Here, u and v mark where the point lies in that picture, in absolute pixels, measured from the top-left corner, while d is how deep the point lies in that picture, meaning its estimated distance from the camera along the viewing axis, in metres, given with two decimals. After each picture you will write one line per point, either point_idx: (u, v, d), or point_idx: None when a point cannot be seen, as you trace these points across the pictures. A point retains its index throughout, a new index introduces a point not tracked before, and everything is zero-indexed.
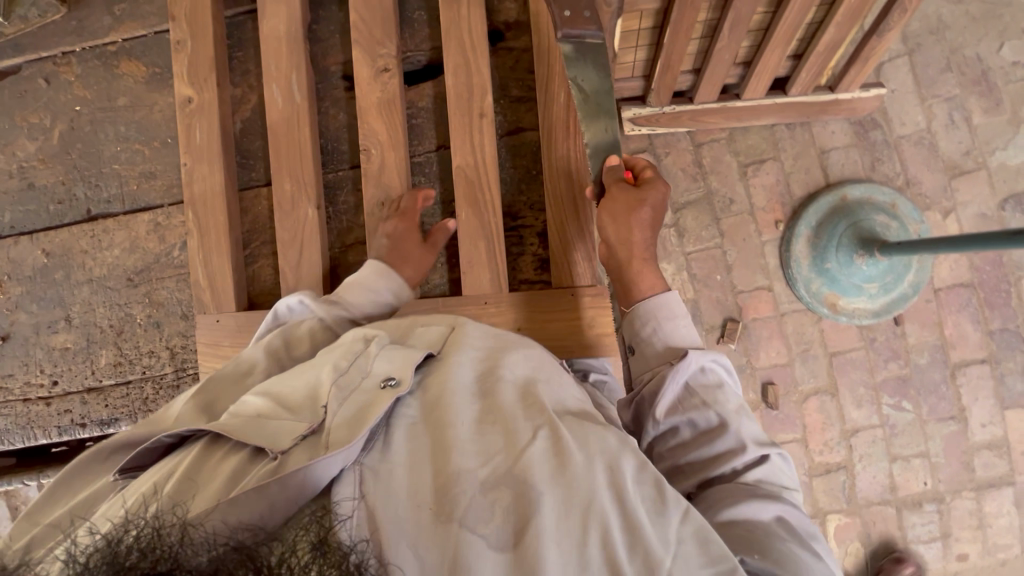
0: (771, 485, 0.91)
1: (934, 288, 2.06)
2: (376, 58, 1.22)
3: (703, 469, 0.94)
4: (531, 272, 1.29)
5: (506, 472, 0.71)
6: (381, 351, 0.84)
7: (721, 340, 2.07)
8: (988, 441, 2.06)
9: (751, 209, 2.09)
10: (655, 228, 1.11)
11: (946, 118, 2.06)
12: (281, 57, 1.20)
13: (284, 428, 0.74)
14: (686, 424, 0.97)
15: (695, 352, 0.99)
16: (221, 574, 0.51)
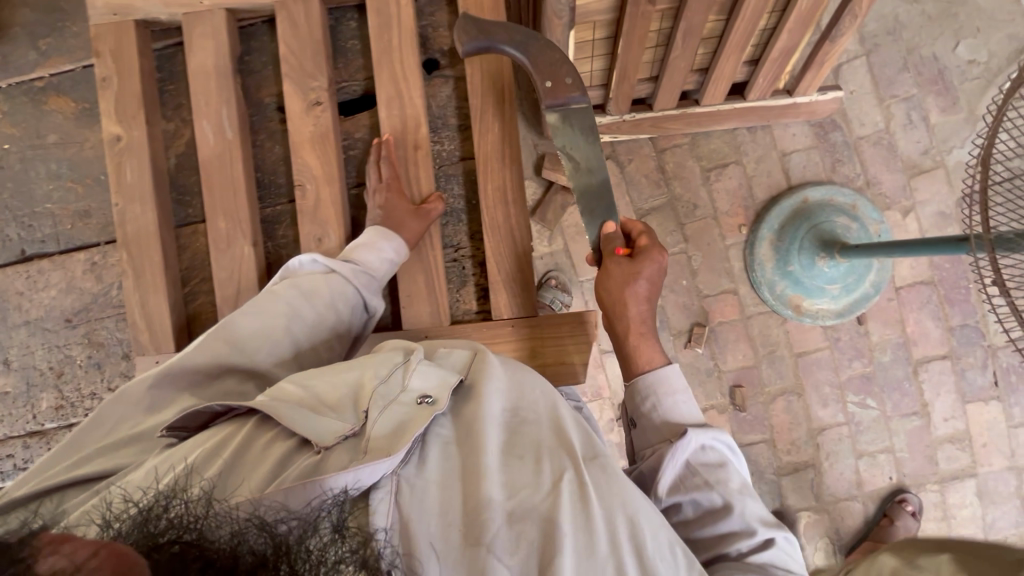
0: (782, 571, 0.90)
1: (895, 286, 2.09)
2: (307, 92, 1.28)
3: (711, 552, 0.92)
4: (475, 301, 1.32)
5: (529, 505, 0.81)
6: (421, 366, 0.93)
7: (688, 344, 2.09)
8: (951, 435, 2.11)
9: (715, 214, 2.10)
10: (653, 292, 1.11)
11: (904, 118, 2.08)
12: (211, 96, 1.27)
13: (328, 423, 0.85)
14: (689, 502, 0.96)
15: (697, 430, 0.98)
16: (242, 544, 0.61)
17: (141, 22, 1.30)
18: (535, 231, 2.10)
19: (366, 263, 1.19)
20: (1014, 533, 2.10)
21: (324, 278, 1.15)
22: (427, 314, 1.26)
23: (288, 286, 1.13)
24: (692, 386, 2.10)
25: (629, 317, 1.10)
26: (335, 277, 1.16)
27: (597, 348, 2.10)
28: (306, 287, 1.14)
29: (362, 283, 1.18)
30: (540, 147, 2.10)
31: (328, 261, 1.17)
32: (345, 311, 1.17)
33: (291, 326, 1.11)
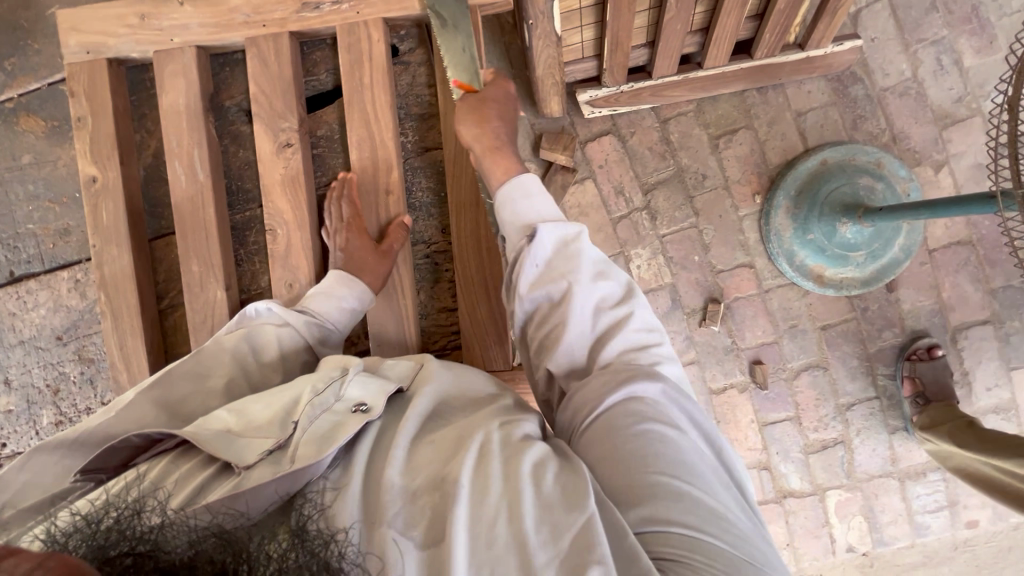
0: (633, 355, 1.00)
1: (929, 249, 1.95)
2: (278, 134, 1.31)
3: (572, 351, 1.02)
4: (447, 299, 1.38)
5: (437, 477, 0.78)
6: (355, 379, 0.92)
7: (703, 323, 2.00)
8: (996, 405, 1.96)
9: (726, 183, 1.99)
10: (502, 124, 1.20)
11: (933, 64, 1.91)
12: (182, 134, 1.32)
13: (250, 443, 0.82)
14: (544, 300, 1.04)
15: (546, 225, 1.04)
16: (199, 553, 0.64)
17: (114, 61, 1.37)
18: None
19: (322, 314, 1.23)
20: None
21: (277, 330, 1.17)
22: (393, 326, 1.31)
23: (238, 339, 1.14)
24: (710, 365, 2.02)
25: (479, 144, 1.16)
26: (290, 329, 1.18)
27: None
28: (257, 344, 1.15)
29: (318, 334, 1.21)
30: (536, 126, 2.01)
31: (284, 312, 1.20)
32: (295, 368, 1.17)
33: (228, 372, 1.09)
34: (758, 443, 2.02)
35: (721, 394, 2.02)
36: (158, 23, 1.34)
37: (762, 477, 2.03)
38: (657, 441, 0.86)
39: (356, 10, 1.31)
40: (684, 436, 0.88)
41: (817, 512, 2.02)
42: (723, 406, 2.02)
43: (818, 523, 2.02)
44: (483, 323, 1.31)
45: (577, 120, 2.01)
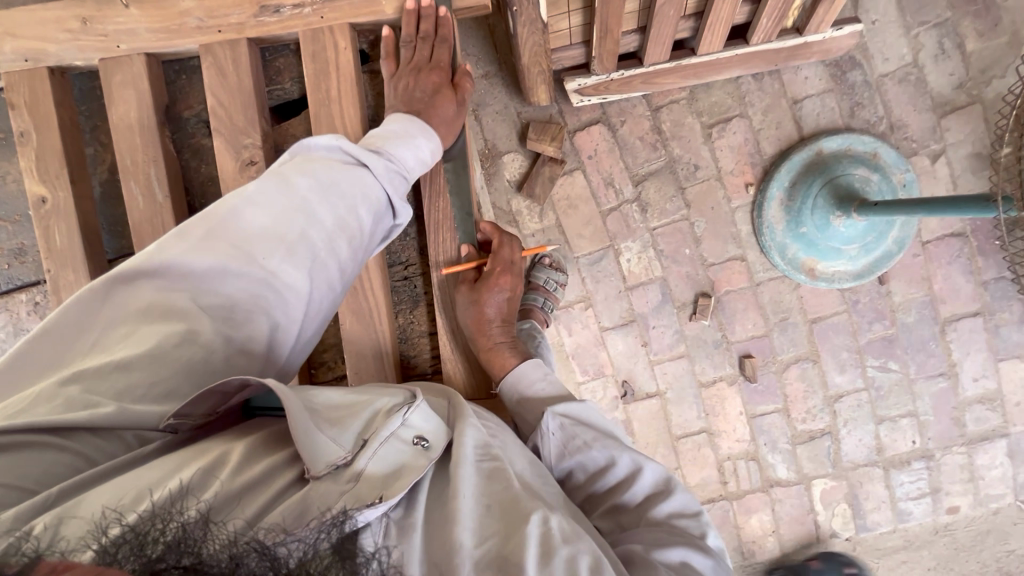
0: (684, 518, 0.89)
1: (922, 241, 1.93)
2: (240, 151, 1.24)
3: (619, 507, 0.93)
4: (428, 324, 1.26)
5: (500, 555, 0.71)
6: (422, 403, 0.83)
7: (694, 316, 1.98)
8: (981, 395, 1.99)
9: (719, 173, 1.93)
10: (506, 308, 1.18)
11: (934, 48, 1.83)
12: (137, 152, 1.25)
13: (323, 445, 0.71)
14: (578, 467, 0.98)
15: (555, 408, 1.01)
16: (244, 569, 0.50)
17: (55, 69, 1.29)
18: (524, 208, 1.97)
19: (398, 157, 1.05)
20: None
21: (344, 169, 0.98)
22: (373, 361, 1.17)
23: (304, 175, 0.95)
24: (699, 359, 2.00)
25: (486, 343, 1.15)
26: (360, 171, 1.00)
27: (597, 326, 2.00)
28: (324, 179, 0.96)
29: (391, 180, 1.03)
30: (523, 115, 1.94)
31: (356, 151, 1.00)
32: (369, 218, 1.00)
33: (307, 227, 0.92)
34: (746, 435, 2.03)
35: (710, 387, 2.01)
36: (103, 27, 1.25)
37: (749, 467, 2.04)
38: None
39: (319, 14, 1.23)
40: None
41: (802, 500, 2.03)
42: (712, 399, 2.02)
43: (804, 511, 2.04)
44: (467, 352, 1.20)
45: (566, 108, 1.93)
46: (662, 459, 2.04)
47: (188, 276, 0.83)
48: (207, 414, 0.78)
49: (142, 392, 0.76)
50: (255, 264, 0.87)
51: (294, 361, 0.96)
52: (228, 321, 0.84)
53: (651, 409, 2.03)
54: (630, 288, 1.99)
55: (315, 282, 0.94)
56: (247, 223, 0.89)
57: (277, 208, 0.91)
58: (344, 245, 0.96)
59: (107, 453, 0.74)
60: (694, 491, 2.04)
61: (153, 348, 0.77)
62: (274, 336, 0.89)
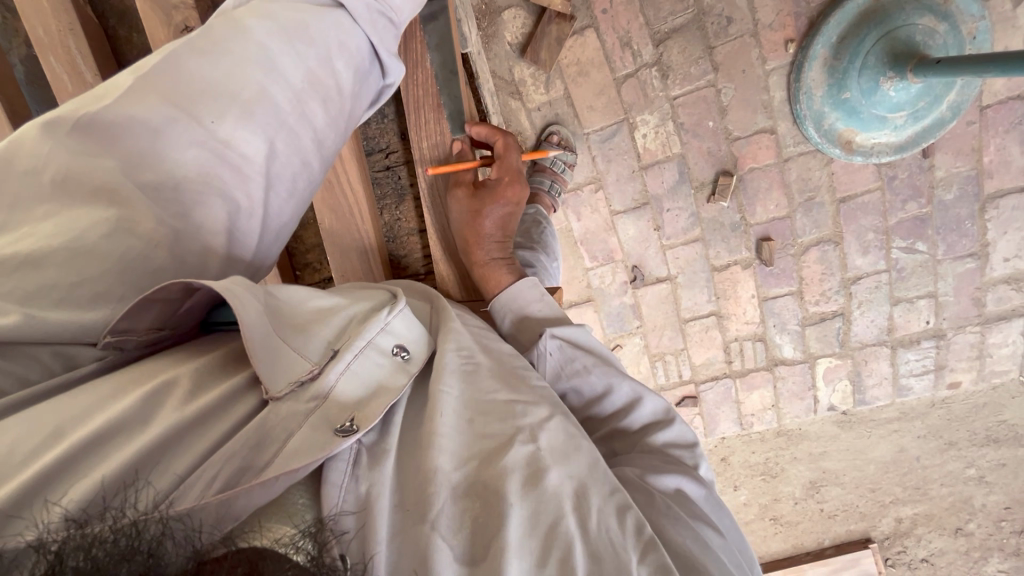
0: (679, 449, 0.85)
1: (980, 106, 1.71)
2: (171, 13, 1.04)
3: (611, 436, 0.88)
4: (416, 222, 1.16)
5: (480, 478, 0.65)
6: (406, 308, 0.76)
7: (712, 198, 1.84)
8: (1009, 275, 1.90)
9: (754, 28, 1.65)
10: (507, 223, 1.04)
11: None
12: (54, 23, 1.07)
13: (290, 360, 0.65)
14: (573, 391, 0.91)
15: (556, 330, 0.92)
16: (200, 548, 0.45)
17: None
18: (528, 77, 1.75)
19: None
20: None
21: (316, 10, 0.71)
22: (356, 258, 1.09)
23: (259, 13, 0.69)
24: (715, 243, 1.91)
25: (481, 258, 1.03)
26: (336, 12, 0.72)
27: (607, 210, 1.88)
28: (287, 18, 0.69)
29: (377, 29, 0.75)
30: None
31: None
32: (350, 75, 0.74)
33: (269, 79, 0.69)
34: (756, 317, 2.00)
35: (724, 271, 1.94)
36: None
37: (756, 348, 2.04)
38: (715, 564, 0.68)
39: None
40: (732, 558, 0.72)
41: (804, 378, 2.07)
42: (724, 283, 1.96)
43: (805, 387, 2.08)
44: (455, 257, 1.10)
45: None
46: (668, 342, 2.05)
47: (117, 143, 0.63)
48: (153, 328, 0.64)
49: (63, 294, 0.59)
50: (202, 130, 0.65)
51: (265, 253, 0.76)
52: (175, 205, 0.65)
53: (660, 293, 1.99)
54: (645, 167, 1.83)
55: (285, 159, 0.72)
56: (188, 75, 0.66)
57: (226, 55, 0.67)
58: (320, 110, 0.73)
59: (20, 377, 0.60)
60: (698, 371, 2.08)
61: (79, 238, 0.60)
62: (236, 226, 0.69)
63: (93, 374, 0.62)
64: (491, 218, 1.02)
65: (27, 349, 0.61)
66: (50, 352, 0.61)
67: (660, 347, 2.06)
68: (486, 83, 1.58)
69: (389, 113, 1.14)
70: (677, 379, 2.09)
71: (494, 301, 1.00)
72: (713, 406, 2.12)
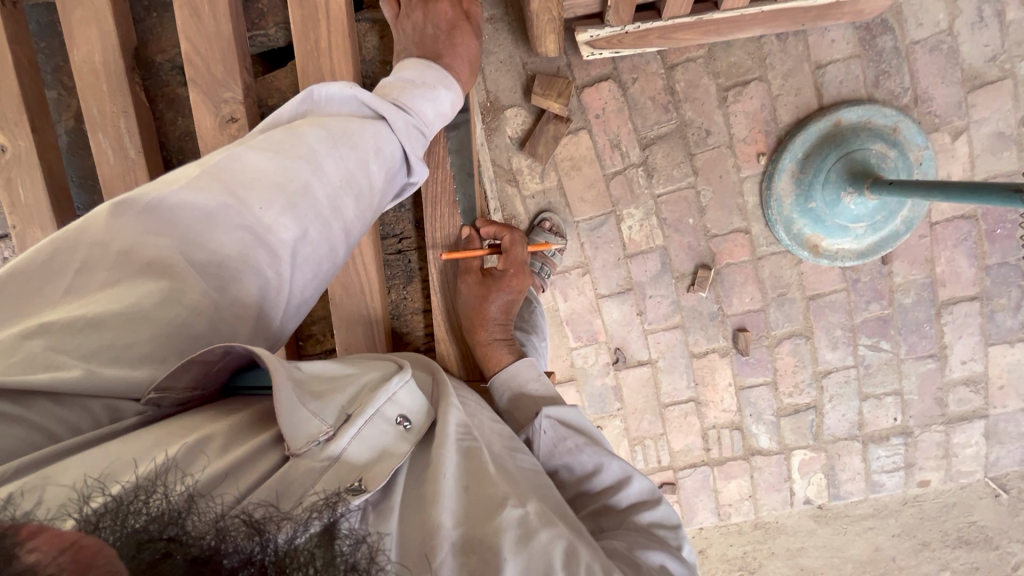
0: (662, 528, 0.87)
1: (930, 222, 1.89)
2: (219, 106, 1.12)
3: (601, 513, 0.88)
4: (422, 301, 1.21)
5: (479, 535, 0.66)
6: (412, 379, 0.80)
7: (692, 288, 1.95)
8: (967, 377, 2.01)
9: (731, 141, 1.84)
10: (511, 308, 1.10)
11: (973, 15, 1.71)
12: (105, 101, 1.14)
13: (306, 420, 0.67)
14: (564, 468, 0.93)
15: (552, 409, 0.96)
16: (225, 541, 0.47)
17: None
18: (526, 167, 1.89)
19: (417, 111, 0.89)
20: (1015, 470, 2.07)
21: (361, 121, 0.83)
22: (362, 332, 1.13)
23: (314, 123, 0.80)
24: (694, 330, 2.00)
25: (483, 341, 1.08)
26: (378, 123, 0.84)
27: (593, 293, 1.97)
28: (337, 128, 0.80)
29: (409, 138, 0.88)
30: (529, 66, 1.82)
31: (375, 102, 0.84)
32: (381, 175, 0.84)
33: (316, 175, 0.76)
34: (733, 405, 2.05)
35: (702, 358, 2.01)
36: None
37: (732, 436, 2.07)
38: None
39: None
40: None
41: (780, 469, 2.09)
42: (703, 369, 2.03)
43: (781, 478, 2.09)
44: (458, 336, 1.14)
45: (575, 61, 1.81)
46: (648, 426, 2.07)
47: (173, 223, 0.68)
48: (189, 387, 0.68)
49: (116, 354, 0.62)
50: (249, 216, 0.71)
51: (289, 326, 0.80)
52: (217, 281, 0.69)
53: (641, 376, 2.03)
54: (630, 256, 1.94)
55: (315, 244, 0.77)
56: (245, 168, 0.73)
57: (282, 154, 0.76)
58: (352, 204, 0.80)
59: (71, 427, 0.62)
60: (676, 457, 2.09)
61: (134, 305, 0.64)
62: (266, 303, 0.73)
63: (136, 427, 0.64)
64: (495, 305, 1.09)
65: (84, 400, 0.63)
66: (101, 404, 0.64)
67: (640, 431, 2.08)
68: (486, 171, 1.71)
69: (403, 202, 1.21)
70: (656, 464, 2.10)
71: (494, 375, 1.06)
72: (691, 494, 2.11)
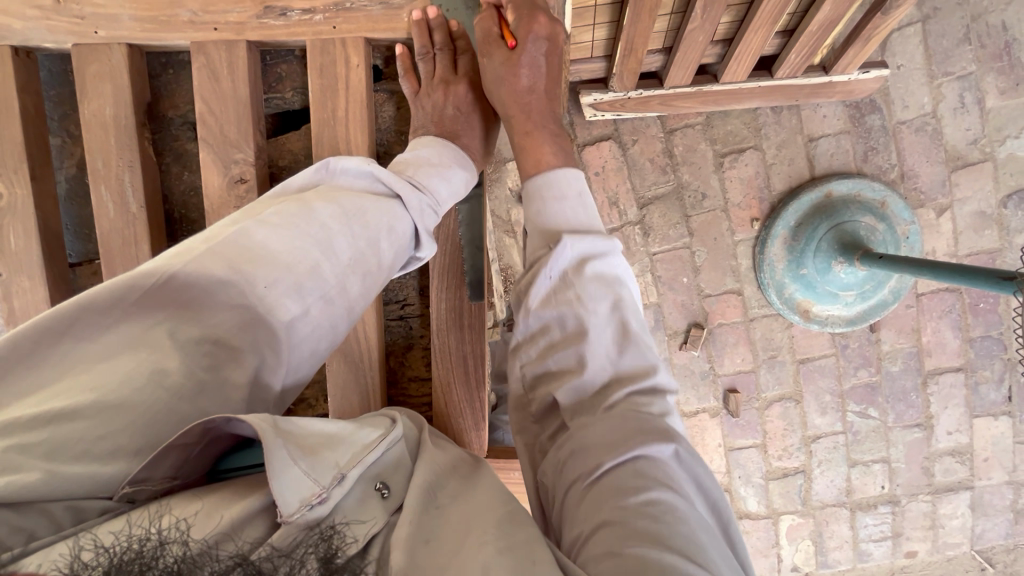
0: (644, 395, 0.79)
1: (917, 293, 1.92)
2: (229, 165, 1.11)
3: (582, 383, 0.80)
4: (421, 368, 1.19)
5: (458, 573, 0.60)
6: (397, 436, 0.78)
7: (684, 346, 1.95)
8: (953, 448, 2.01)
9: (725, 205, 1.88)
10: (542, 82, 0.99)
11: (955, 100, 1.80)
12: (110, 153, 1.13)
13: (298, 479, 0.62)
14: (556, 320, 0.83)
15: (571, 238, 0.83)
16: None
17: (21, 49, 1.14)
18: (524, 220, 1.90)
19: (433, 190, 0.93)
20: (1000, 544, 2.07)
21: (375, 200, 0.84)
22: (356, 400, 1.10)
23: (327, 200, 0.81)
24: (685, 389, 1.99)
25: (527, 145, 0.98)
26: (390, 202, 0.86)
27: None
28: (350, 206, 0.81)
29: (422, 216, 0.90)
30: None
31: (390, 179, 0.87)
32: (390, 253, 0.84)
33: (325, 254, 0.76)
34: (722, 466, 2.03)
35: (692, 417, 2.00)
36: (80, 8, 1.11)
37: None
38: (685, 532, 0.63)
39: (332, 23, 1.10)
40: (721, 552, 0.64)
41: (768, 534, 2.06)
42: (693, 429, 2.01)
43: (769, 544, 2.06)
44: (455, 411, 1.13)
45: (577, 121, 1.85)
46: None
47: (176, 299, 0.67)
48: (168, 477, 0.64)
49: (87, 447, 0.58)
50: (253, 294, 0.69)
51: (283, 405, 0.76)
52: (209, 362, 0.67)
53: None
54: None
55: (316, 322, 0.75)
56: (254, 244, 0.72)
57: (293, 232, 0.75)
58: (358, 283, 0.80)
59: (26, 535, 0.55)
60: None
61: (116, 390, 0.60)
62: (260, 383, 0.71)
63: (105, 523, 0.58)
64: (524, 74, 0.98)
65: (44, 503, 0.57)
66: (63, 506, 0.58)
67: None
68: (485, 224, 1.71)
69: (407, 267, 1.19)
70: None
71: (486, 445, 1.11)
72: None
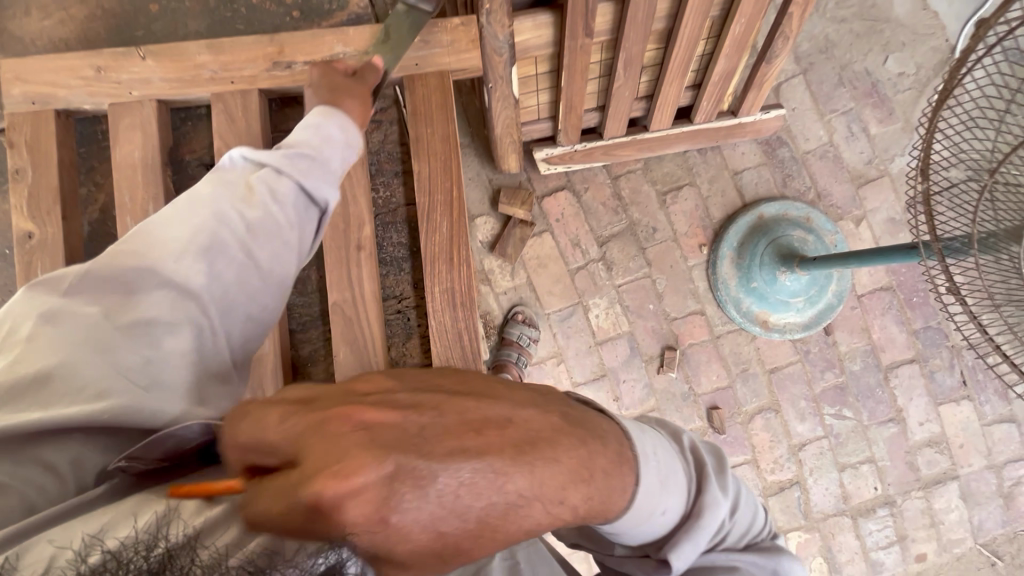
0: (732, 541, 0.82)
1: (857, 294, 2.12)
2: None
3: None
4: (421, 354, 1.35)
5: None
6: None
7: (661, 369, 2.05)
8: (929, 439, 2.11)
9: (674, 236, 2.10)
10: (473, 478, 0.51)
11: (845, 130, 2.15)
12: (137, 190, 1.26)
13: None
14: None
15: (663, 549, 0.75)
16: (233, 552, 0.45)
17: (62, 112, 1.32)
18: (496, 267, 2.06)
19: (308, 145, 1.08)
20: (1001, 534, 2.09)
21: (254, 175, 1.03)
22: None
23: (214, 188, 1.00)
24: (670, 412, 2.06)
25: (274, 433, 0.53)
26: (268, 169, 1.04)
27: (569, 381, 2.05)
28: (235, 188, 1.00)
29: (310, 175, 1.06)
30: (494, 182, 2.08)
31: (260, 156, 1.05)
32: (288, 212, 1.02)
33: (221, 222, 0.95)
34: None
35: None
36: (117, 75, 1.29)
37: None
38: None
39: None
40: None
41: None
42: None
43: None
44: None
45: (534, 176, 2.09)
46: None
47: (97, 297, 0.84)
48: (160, 459, 0.78)
49: (73, 396, 0.74)
50: (163, 273, 0.88)
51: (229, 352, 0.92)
52: (144, 334, 0.83)
53: None
54: (600, 342, 2.06)
55: (227, 277, 0.94)
56: (154, 237, 0.92)
57: (183, 220, 0.94)
58: (258, 244, 0.97)
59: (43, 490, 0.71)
60: None
61: (65, 359, 0.76)
62: (201, 340, 0.89)
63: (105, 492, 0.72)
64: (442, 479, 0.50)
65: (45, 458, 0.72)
66: (68, 462, 0.73)
67: None
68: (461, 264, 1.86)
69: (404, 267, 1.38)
70: None
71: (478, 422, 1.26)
72: None
